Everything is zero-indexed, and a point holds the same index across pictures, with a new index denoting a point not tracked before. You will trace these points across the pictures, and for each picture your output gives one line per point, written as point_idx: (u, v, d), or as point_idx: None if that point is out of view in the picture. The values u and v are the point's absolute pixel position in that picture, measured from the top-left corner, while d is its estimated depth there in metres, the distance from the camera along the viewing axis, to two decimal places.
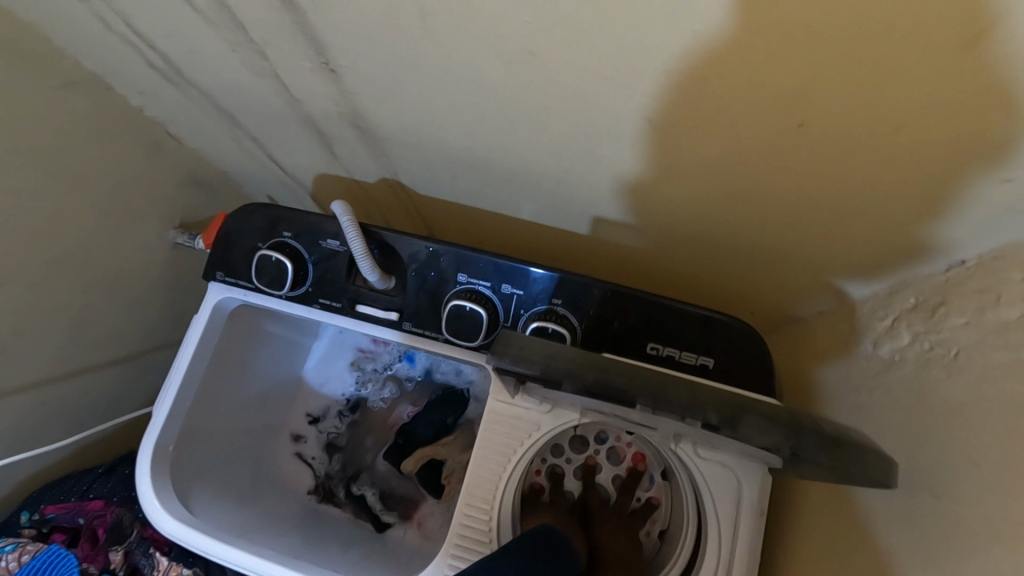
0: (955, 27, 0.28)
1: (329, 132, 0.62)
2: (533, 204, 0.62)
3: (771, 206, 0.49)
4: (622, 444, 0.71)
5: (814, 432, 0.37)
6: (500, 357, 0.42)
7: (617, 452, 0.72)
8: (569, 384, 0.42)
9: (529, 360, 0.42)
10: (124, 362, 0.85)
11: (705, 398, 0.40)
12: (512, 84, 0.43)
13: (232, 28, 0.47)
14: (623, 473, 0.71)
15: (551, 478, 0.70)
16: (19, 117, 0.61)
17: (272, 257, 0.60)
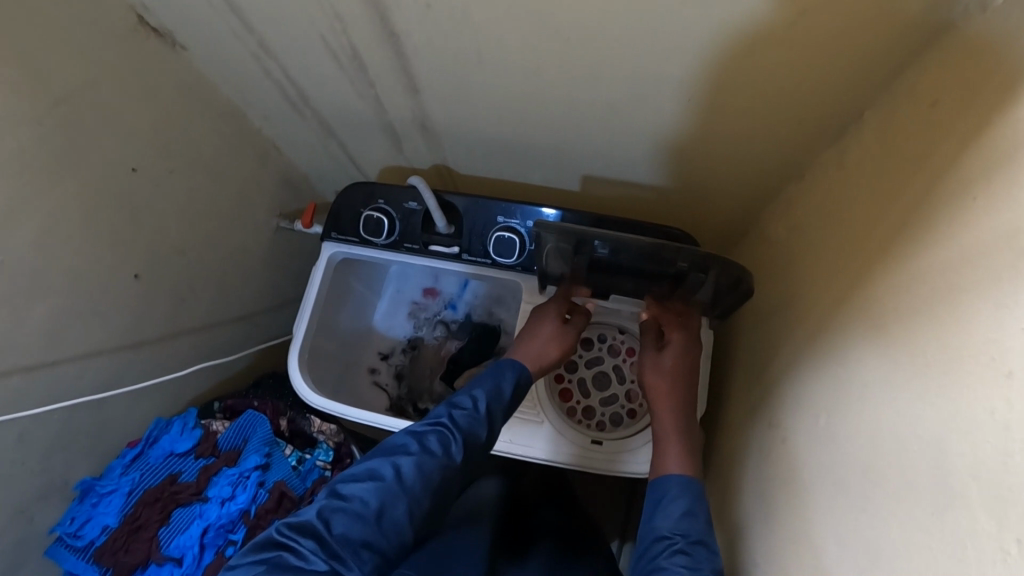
0: (752, 44, 0.58)
1: (401, 133, 0.92)
2: (541, 170, 0.93)
3: (692, 154, 0.79)
4: (618, 342, 0.94)
5: (696, 251, 0.69)
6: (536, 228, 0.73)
7: (615, 348, 0.94)
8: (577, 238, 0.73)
9: (552, 227, 0.73)
10: (246, 319, 1.14)
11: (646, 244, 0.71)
12: (528, 88, 0.73)
13: (356, 68, 0.77)
14: (620, 362, 0.93)
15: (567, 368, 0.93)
16: (199, 138, 0.91)
17: (373, 216, 0.90)
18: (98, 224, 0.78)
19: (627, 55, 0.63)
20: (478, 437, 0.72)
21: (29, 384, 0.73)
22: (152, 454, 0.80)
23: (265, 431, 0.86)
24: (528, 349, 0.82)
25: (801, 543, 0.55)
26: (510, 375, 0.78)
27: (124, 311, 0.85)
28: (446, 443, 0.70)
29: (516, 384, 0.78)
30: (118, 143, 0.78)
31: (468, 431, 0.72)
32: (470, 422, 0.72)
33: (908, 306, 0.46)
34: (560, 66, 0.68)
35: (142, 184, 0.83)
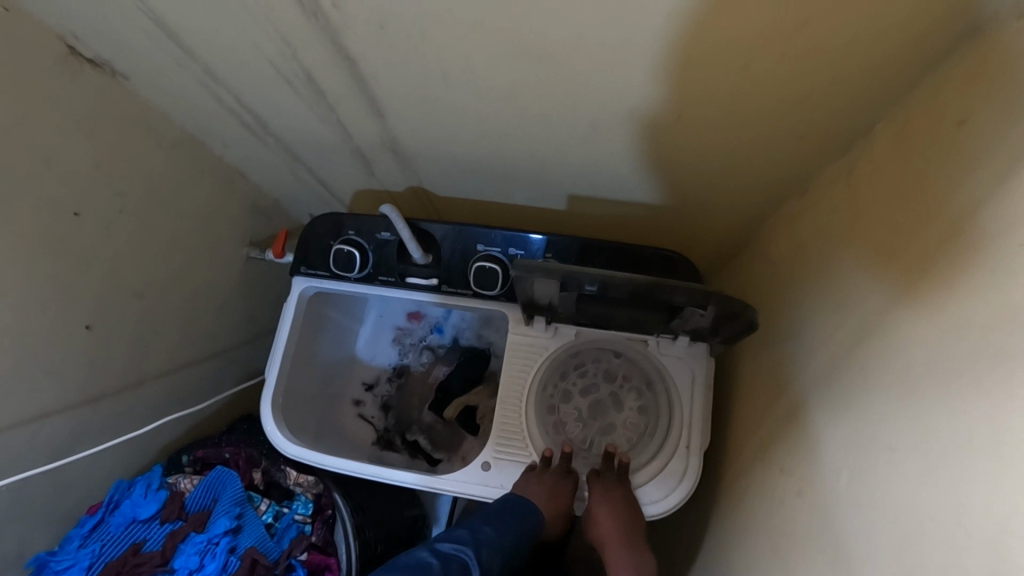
0: (747, 58, 0.52)
1: (370, 157, 0.85)
2: (523, 191, 0.86)
3: (685, 172, 0.72)
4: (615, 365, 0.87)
5: (689, 287, 0.63)
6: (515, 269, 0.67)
7: (611, 372, 0.87)
8: (561, 278, 0.67)
9: (531, 267, 0.67)
10: (218, 356, 1.07)
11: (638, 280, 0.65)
12: (502, 109, 0.67)
13: (314, 94, 0.70)
14: (617, 389, 0.86)
15: (561, 398, 0.86)
16: (151, 173, 0.84)
17: (344, 249, 0.83)
18: (43, 276, 0.72)
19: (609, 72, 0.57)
20: (490, 572, 0.72)
21: None
22: (112, 521, 0.74)
23: (236, 489, 0.79)
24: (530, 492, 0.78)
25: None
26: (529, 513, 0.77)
27: (76, 365, 0.78)
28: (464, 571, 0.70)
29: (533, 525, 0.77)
30: (56, 185, 0.71)
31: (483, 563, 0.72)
32: (489, 553, 0.72)
33: (941, 365, 0.40)
34: (536, 86, 0.61)
35: (88, 229, 0.76)
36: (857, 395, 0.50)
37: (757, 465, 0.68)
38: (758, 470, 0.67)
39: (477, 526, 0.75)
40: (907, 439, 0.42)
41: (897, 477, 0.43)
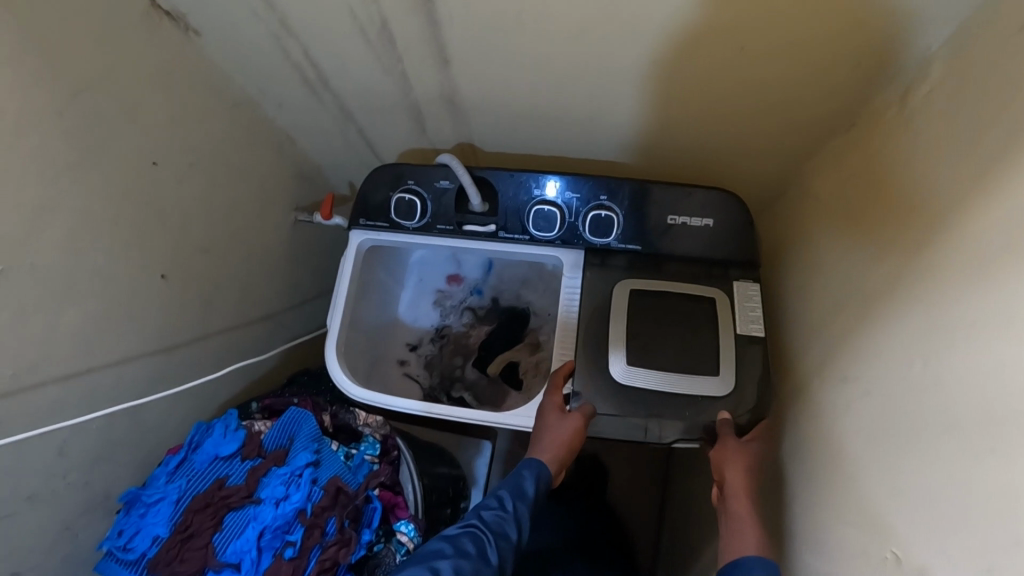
0: None
1: (425, 111, 0.89)
2: (572, 142, 0.90)
3: (738, 108, 0.76)
4: None
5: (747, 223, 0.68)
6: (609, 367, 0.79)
7: None
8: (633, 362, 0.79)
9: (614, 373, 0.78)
10: (270, 318, 1.10)
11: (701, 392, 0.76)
12: (568, 49, 0.70)
13: (384, 41, 0.73)
14: None
15: None
16: (215, 130, 0.87)
17: (405, 198, 0.88)
18: (126, 222, 0.75)
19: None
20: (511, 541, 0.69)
21: (67, 394, 0.69)
22: (197, 459, 0.78)
23: (311, 427, 0.82)
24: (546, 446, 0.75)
25: (886, 487, 0.54)
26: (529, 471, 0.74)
27: (152, 313, 0.81)
28: (481, 546, 0.66)
29: (539, 478, 0.73)
30: (137, 134, 0.74)
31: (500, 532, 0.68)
32: (501, 522, 0.69)
33: (1005, 238, 0.44)
34: (605, 20, 0.65)
35: (164, 180, 0.79)
36: (925, 288, 0.53)
37: (815, 384, 0.71)
38: (817, 386, 0.70)
39: (504, 489, 0.72)
40: (980, 309, 0.46)
41: (976, 349, 0.46)
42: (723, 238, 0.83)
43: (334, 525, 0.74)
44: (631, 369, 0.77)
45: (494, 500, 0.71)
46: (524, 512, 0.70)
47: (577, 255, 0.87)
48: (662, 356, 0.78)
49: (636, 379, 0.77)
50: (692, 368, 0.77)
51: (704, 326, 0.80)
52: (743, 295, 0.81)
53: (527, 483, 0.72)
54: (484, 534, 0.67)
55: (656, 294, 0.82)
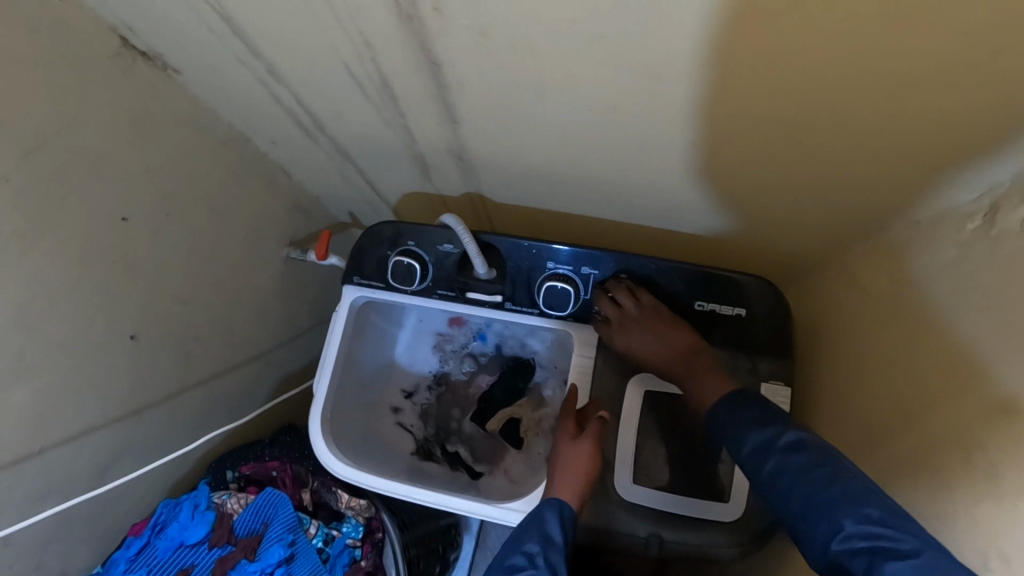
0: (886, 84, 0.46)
1: (430, 162, 0.80)
2: (592, 204, 0.81)
3: (786, 191, 0.67)
4: None
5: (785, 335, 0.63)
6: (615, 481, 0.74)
7: None
8: (638, 475, 0.74)
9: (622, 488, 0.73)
10: (257, 359, 1.03)
11: (708, 514, 0.72)
12: (596, 123, 0.61)
13: (385, 98, 0.64)
14: None
15: None
16: (197, 173, 0.78)
17: (403, 261, 0.78)
18: (89, 287, 0.67)
19: (731, 86, 0.51)
20: None
21: (16, 483, 0.62)
22: (159, 545, 0.70)
23: (287, 513, 0.74)
24: (559, 479, 0.71)
25: None
26: (551, 517, 0.66)
27: (118, 378, 0.73)
28: None
29: (563, 523, 0.66)
30: (102, 191, 0.65)
31: None
32: None
33: None
34: (641, 100, 0.55)
35: (135, 235, 0.71)
36: (999, 466, 0.44)
37: None
38: None
39: (530, 542, 0.64)
40: None
41: None
42: (756, 330, 0.75)
43: None
44: (632, 485, 0.73)
45: (525, 556, 0.62)
46: (556, 560, 0.63)
47: (591, 333, 0.78)
48: (667, 471, 0.74)
49: (638, 497, 0.73)
50: (698, 492, 0.73)
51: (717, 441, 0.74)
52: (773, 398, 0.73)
53: (554, 529, 0.65)
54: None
55: (671, 398, 0.76)
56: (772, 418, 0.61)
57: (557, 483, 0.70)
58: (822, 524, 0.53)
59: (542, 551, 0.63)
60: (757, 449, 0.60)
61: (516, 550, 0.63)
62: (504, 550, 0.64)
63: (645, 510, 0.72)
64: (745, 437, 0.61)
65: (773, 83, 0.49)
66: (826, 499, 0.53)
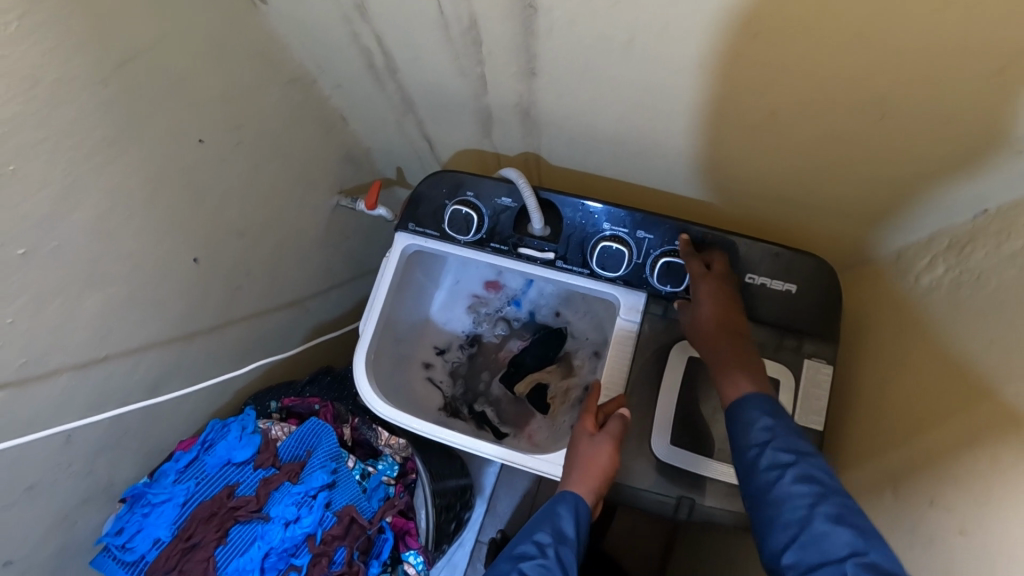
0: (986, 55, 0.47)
1: (495, 117, 0.81)
2: (651, 171, 0.82)
3: (848, 166, 0.67)
4: None
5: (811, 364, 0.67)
6: (652, 443, 0.75)
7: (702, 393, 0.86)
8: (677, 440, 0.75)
9: (660, 450, 0.74)
10: (297, 302, 1.05)
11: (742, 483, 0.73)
12: (676, 83, 0.62)
13: (467, 42, 0.65)
14: None
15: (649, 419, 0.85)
16: (266, 106, 0.80)
17: (461, 211, 0.80)
18: (162, 202, 0.68)
19: (828, 39, 0.51)
20: None
21: (81, 383, 0.64)
22: (208, 461, 0.73)
23: (331, 442, 0.76)
24: (580, 476, 0.68)
25: None
26: (567, 510, 0.66)
27: (177, 297, 0.75)
28: None
29: (576, 518, 0.66)
30: (184, 113, 0.67)
31: None
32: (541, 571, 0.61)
33: None
34: (732, 47, 0.55)
35: (207, 159, 0.73)
36: None
37: (886, 495, 0.65)
38: (888, 502, 0.64)
39: (542, 532, 0.64)
40: None
41: None
42: (804, 307, 0.76)
43: (342, 556, 0.70)
44: (672, 449, 0.74)
45: (536, 549, 0.63)
46: (565, 555, 0.63)
47: (638, 299, 0.79)
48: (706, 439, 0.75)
49: (676, 461, 0.74)
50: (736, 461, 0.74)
51: None
52: (815, 376, 0.74)
53: (568, 525, 0.65)
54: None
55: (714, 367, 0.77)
56: (798, 437, 0.60)
57: (577, 480, 0.68)
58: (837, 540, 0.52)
59: (553, 546, 0.63)
60: (773, 464, 0.59)
61: (528, 538, 0.65)
62: (519, 537, 0.65)
63: (680, 474, 0.74)
64: (767, 450, 0.60)
65: (875, 30, 0.49)
66: (854, 520, 0.52)
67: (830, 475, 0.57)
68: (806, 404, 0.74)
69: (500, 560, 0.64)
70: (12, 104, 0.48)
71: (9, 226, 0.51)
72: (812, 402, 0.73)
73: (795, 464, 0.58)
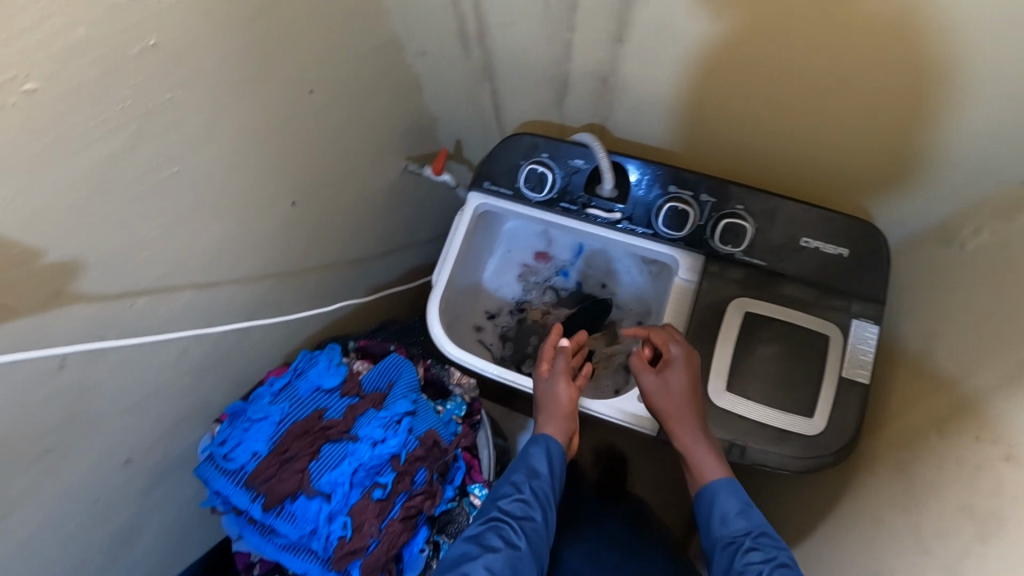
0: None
1: (571, 85, 0.87)
2: (710, 141, 0.87)
3: (881, 142, 0.75)
4: None
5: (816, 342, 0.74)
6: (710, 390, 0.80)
7: None
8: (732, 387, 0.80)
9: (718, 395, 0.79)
10: (361, 258, 1.11)
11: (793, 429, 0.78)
12: (755, 43, 0.68)
13: (564, 7, 0.72)
14: None
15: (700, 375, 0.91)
16: (362, 66, 0.87)
17: (536, 170, 0.87)
18: (276, 142, 0.75)
19: (893, 6, 0.59)
20: (533, 519, 0.73)
21: (200, 300, 0.71)
22: (300, 387, 0.80)
23: (410, 376, 0.83)
24: (550, 420, 0.80)
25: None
26: (539, 450, 0.78)
27: (276, 235, 0.82)
28: (506, 536, 0.71)
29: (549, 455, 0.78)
30: (303, 63, 0.74)
31: (522, 516, 0.73)
32: (521, 507, 0.73)
33: None
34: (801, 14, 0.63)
35: (313, 109, 0.80)
36: None
37: (929, 438, 0.70)
38: (932, 444, 0.69)
39: (518, 474, 0.76)
40: None
41: None
42: (855, 272, 0.81)
43: (423, 477, 0.76)
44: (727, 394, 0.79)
45: (512, 487, 0.76)
46: (540, 487, 0.76)
47: (696, 260, 0.86)
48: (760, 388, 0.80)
49: (732, 406, 0.79)
50: (789, 408, 0.79)
51: (809, 367, 0.80)
52: (862, 334, 0.80)
53: (539, 462, 0.77)
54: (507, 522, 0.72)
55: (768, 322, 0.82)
56: (753, 517, 0.70)
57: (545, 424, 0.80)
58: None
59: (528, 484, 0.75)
60: (737, 532, 0.70)
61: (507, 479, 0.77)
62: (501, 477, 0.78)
63: (734, 418, 0.79)
64: (720, 518, 0.71)
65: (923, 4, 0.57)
66: (780, 563, 0.65)
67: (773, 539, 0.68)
68: (854, 359, 0.79)
69: (485, 502, 0.76)
70: (189, 29, 0.55)
71: (168, 143, 0.58)
72: (859, 357, 0.79)
73: (738, 517, 0.71)
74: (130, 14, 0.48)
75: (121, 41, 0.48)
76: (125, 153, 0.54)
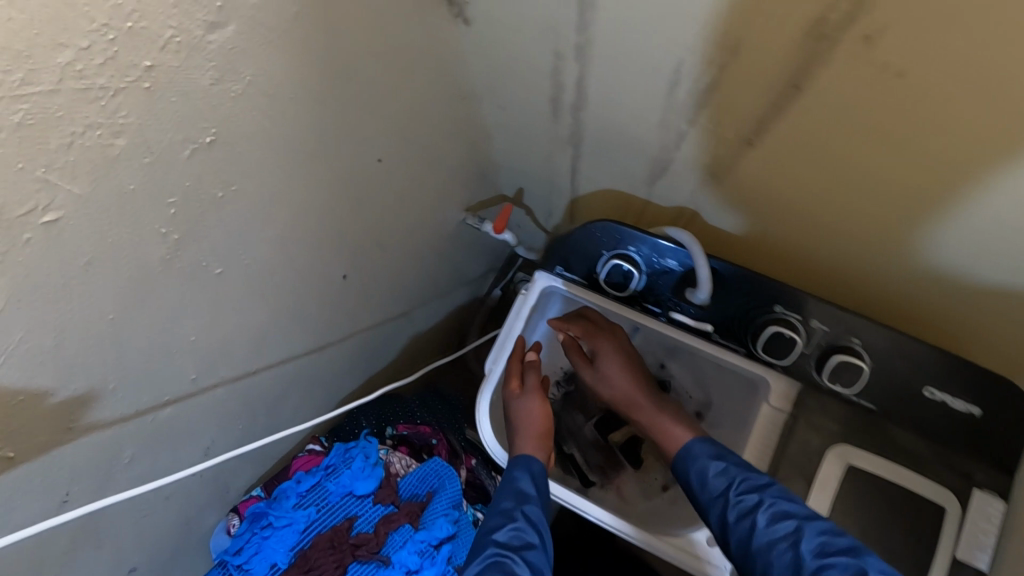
0: None
1: (671, 171, 0.75)
2: (822, 241, 0.71)
3: (929, 246, 0.61)
4: None
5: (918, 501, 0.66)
6: None
7: None
8: None
9: None
10: (404, 315, 1.01)
11: None
12: (922, 184, 0.55)
13: (688, 103, 0.60)
14: None
15: None
16: (433, 125, 0.75)
17: (621, 266, 0.76)
18: (332, 220, 0.64)
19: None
20: (534, 546, 0.60)
21: (228, 398, 0.61)
22: (331, 487, 0.72)
23: (454, 487, 0.74)
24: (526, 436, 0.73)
25: None
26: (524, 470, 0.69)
27: (320, 311, 0.72)
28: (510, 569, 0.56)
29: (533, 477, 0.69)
30: (373, 132, 0.63)
31: (522, 543, 0.60)
32: (517, 536, 0.60)
33: None
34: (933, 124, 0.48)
35: (376, 177, 0.69)
36: None
37: None
38: None
39: (506, 500, 0.65)
40: None
41: None
42: (988, 436, 0.68)
43: None
44: None
45: (504, 515, 0.62)
46: (533, 512, 0.64)
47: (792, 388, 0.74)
48: None
49: None
50: None
51: (914, 539, 0.68)
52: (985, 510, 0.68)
53: (527, 483, 0.66)
54: (511, 553, 0.58)
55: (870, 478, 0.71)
56: (766, 483, 0.61)
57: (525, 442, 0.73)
58: (790, 552, 0.55)
59: (520, 510, 0.63)
60: (721, 475, 0.63)
61: (499, 502, 0.66)
62: (486, 515, 0.66)
63: None
64: (708, 478, 0.63)
65: None
66: (831, 547, 0.54)
67: (760, 475, 0.62)
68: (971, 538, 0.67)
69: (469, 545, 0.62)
70: (250, 119, 0.44)
71: (213, 243, 0.48)
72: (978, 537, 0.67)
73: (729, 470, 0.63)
74: (183, 112, 0.38)
75: (167, 147, 0.38)
76: (163, 264, 0.44)
